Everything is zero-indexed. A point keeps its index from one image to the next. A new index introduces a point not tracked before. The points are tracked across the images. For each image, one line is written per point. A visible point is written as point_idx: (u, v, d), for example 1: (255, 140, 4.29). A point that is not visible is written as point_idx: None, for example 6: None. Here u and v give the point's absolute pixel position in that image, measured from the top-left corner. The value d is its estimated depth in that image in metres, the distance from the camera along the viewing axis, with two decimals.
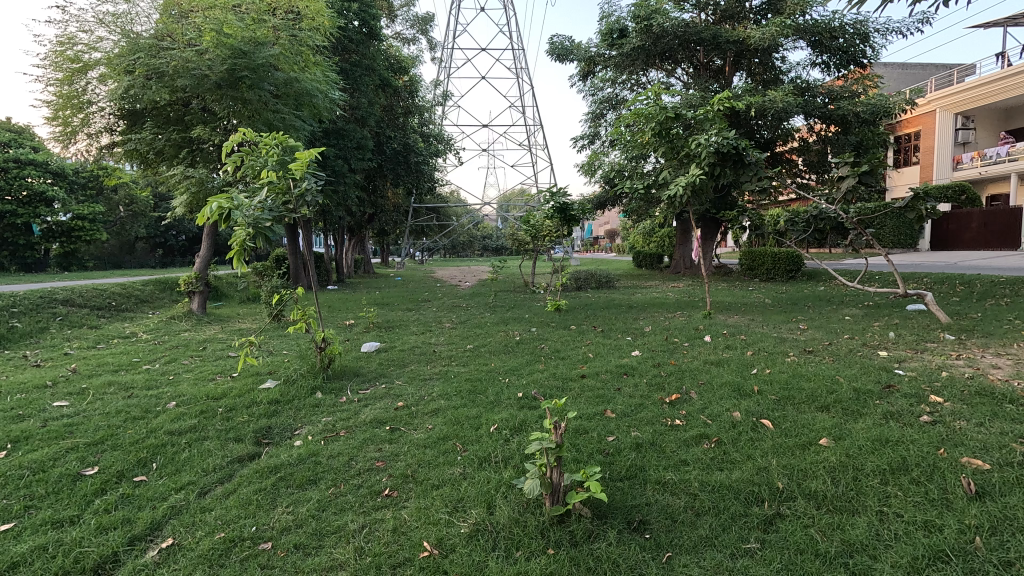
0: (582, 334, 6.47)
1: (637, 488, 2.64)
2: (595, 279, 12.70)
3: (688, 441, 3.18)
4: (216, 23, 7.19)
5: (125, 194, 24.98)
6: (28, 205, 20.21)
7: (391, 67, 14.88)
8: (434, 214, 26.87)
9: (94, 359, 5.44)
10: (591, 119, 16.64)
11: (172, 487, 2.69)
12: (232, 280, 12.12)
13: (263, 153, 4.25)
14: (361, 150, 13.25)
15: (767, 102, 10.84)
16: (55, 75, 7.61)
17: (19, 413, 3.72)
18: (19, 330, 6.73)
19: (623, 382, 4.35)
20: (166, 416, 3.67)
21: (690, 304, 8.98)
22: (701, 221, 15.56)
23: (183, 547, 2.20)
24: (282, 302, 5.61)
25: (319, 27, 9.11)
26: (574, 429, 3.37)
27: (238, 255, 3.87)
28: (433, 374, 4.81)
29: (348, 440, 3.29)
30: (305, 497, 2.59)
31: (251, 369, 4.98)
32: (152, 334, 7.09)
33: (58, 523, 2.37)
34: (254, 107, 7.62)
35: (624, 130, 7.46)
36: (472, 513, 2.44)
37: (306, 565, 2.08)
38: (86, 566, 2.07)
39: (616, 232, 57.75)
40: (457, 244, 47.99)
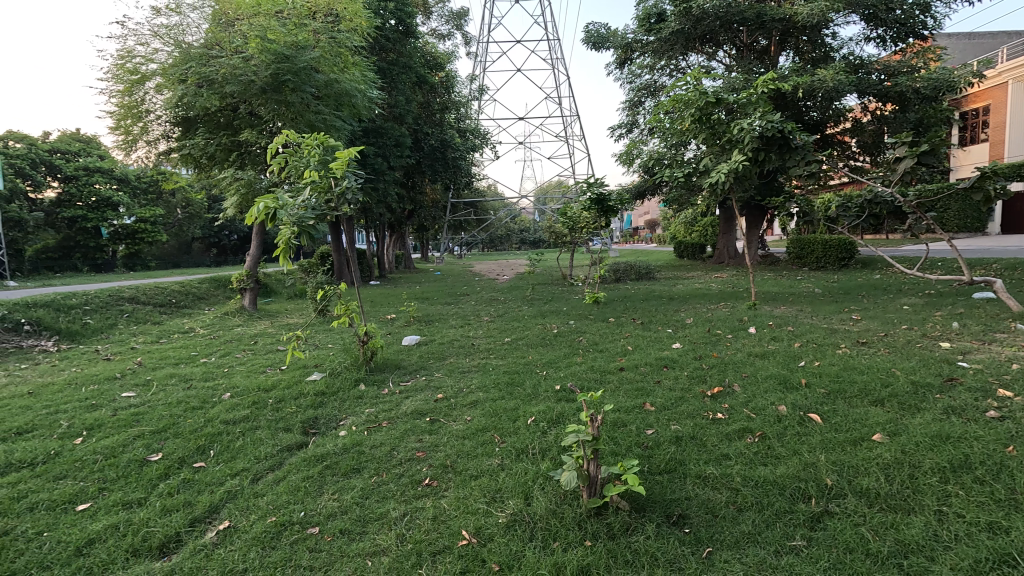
0: (621, 326, 6.39)
1: (677, 482, 2.60)
2: (635, 271, 12.48)
3: (731, 435, 3.09)
4: (260, 29, 7.46)
5: (182, 197, 26.42)
6: (96, 210, 21.70)
7: (428, 64, 15.05)
8: (472, 208, 27.04)
9: (157, 353, 5.80)
10: (629, 107, 16.31)
11: (228, 473, 2.85)
12: (280, 277, 12.62)
13: (307, 154, 4.38)
14: (400, 148, 13.49)
15: (817, 82, 10.32)
16: (117, 87, 8.09)
17: (93, 403, 4.02)
18: (92, 326, 7.25)
19: (663, 375, 4.28)
20: (222, 406, 3.89)
21: (734, 295, 8.70)
22: (746, 209, 15.01)
23: (238, 530, 2.33)
24: (326, 298, 5.79)
25: (357, 28, 9.31)
26: (612, 422, 3.34)
27: (284, 253, 4.03)
28: (471, 367, 4.87)
29: (390, 431, 3.38)
30: (350, 485, 2.68)
31: (298, 362, 5.18)
32: (208, 329, 7.48)
33: (128, 504, 2.55)
34: (297, 109, 7.87)
35: (662, 118, 7.29)
36: (509, 503, 2.47)
37: (351, 550, 2.16)
38: (153, 544, 2.22)
39: (657, 224, 56.57)
40: (496, 238, 48.09)
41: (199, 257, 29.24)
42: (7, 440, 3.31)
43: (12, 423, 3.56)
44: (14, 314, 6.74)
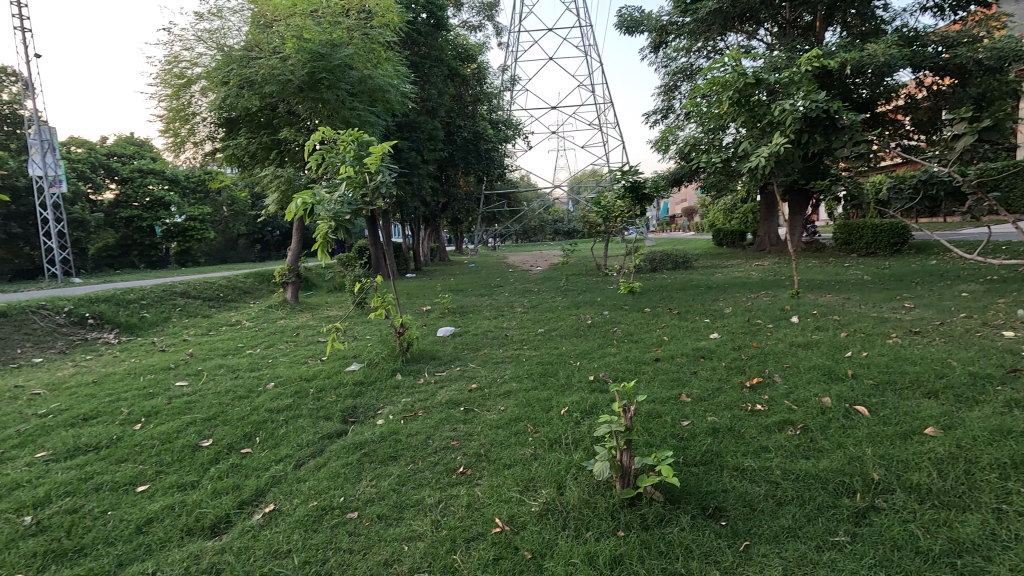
0: (656, 316, 6.29)
1: (713, 474, 2.55)
2: (671, 260, 12.21)
3: (770, 427, 3.00)
4: (296, 29, 7.66)
5: (228, 195, 27.52)
6: (150, 210, 22.89)
7: (460, 56, 15.08)
8: (505, 199, 27.03)
9: (207, 345, 6.10)
10: (664, 92, 15.91)
11: (273, 459, 2.98)
12: (321, 270, 13.00)
13: (342, 150, 4.48)
14: (433, 141, 13.61)
15: (866, 57, 9.78)
16: (165, 91, 8.47)
17: (150, 391, 4.28)
18: (148, 320, 7.68)
19: (699, 366, 4.19)
20: (267, 395, 4.06)
21: (776, 284, 8.39)
22: (790, 193, 14.42)
23: (283, 512, 2.44)
24: (363, 290, 5.93)
25: (389, 24, 9.43)
26: (646, 413, 3.29)
27: (322, 247, 4.15)
28: (505, 357, 4.90)
29: (425, 420, 3.45)
30: (386, 472, 2.76)
31: (338, 353, 5.34)
32: (253, 322, 7.81)
33: (182, 486, 2.71)
34: (333, 106, 8.05)
35: (699, 101, 7.05)
36: (542, 493, 2.48)
37: (388, 535, 2.22)
38: (205, 524, 2.35)
39: (693, 212, 55.15)
40: (529, 229, 47.93)
41: (245, 253, 30.45)
42: (76, 426, 3.57)
43: (80, 410, 3.83)
44: (79, 309, 7.21)
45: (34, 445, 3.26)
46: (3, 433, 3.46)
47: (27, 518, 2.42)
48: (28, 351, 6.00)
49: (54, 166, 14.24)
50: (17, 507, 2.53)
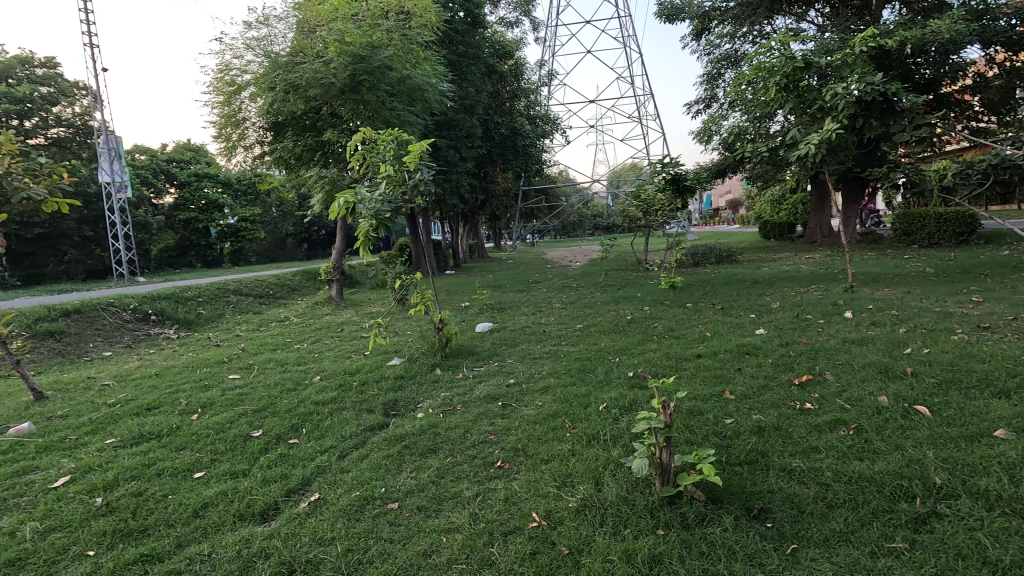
0: (699, 312, 6.11)
1: (758, 474, 2.46)
2: (715, 254, 11.84)
3: (821, 426, 2.87)
4: (338, 33, 7.86)
5: (277, 196, 28.69)
6: (205, 212, 24.11)
7: (497, 53, 15.10)
8: (543, 195, 26.92)
9: (258, 340, 6.38)
10: (707, 81, 15.41)
11: (318, 450, 3.09)
12: (363, 268, 13.33)
13: (382, 149, 4.57)
14: (471, 139, 13.70)
15: (928, 35, 9.15)
16: (218, 98, 8.88)
17: (206, 384, 4.52)
18: (204, 316, 8.11)
19: (744, 362, 4.05)
20: (313, 388, 4.22)
21: (828, 277, 8.00)
22: (843, 182, 13.70)
23: (328, 501, 2.53)
24: (403, 287, 6.04)
25: (427, 23, 9.56)
26: (687, 410, 3.21)
27: (364, 245, 4.25)
28: (543, 353, 4.88)
29: (464, 414, 3.49)
30: (426, 464, 2.81)
31: (380, 348, 5.48)
32: (301, 318, 8.11)
33: (235, 473, 2.85)
34: (373, 107, 8.22)
35: (744, 89, 6.79)
36: (580, 488, 2.46)
37: (427, 526, 2.26)
38: (255, 511, 2.47)
39: (740, 204, 53.22)
40: (568, 224, 47.54)
41: (293, 252, 31.65)
42: (140, 415, 3.81)
43: (143, 400, 4.09)
44: (143, 305, 7.68)
45: (105, 432, 3.50)
46: (77, 421, 3.74)
47: (98, 499, 2.61)
48: (99, 345, 6.46)
49: (120, 173, 15.20)
50: (89, 489, 2.72)
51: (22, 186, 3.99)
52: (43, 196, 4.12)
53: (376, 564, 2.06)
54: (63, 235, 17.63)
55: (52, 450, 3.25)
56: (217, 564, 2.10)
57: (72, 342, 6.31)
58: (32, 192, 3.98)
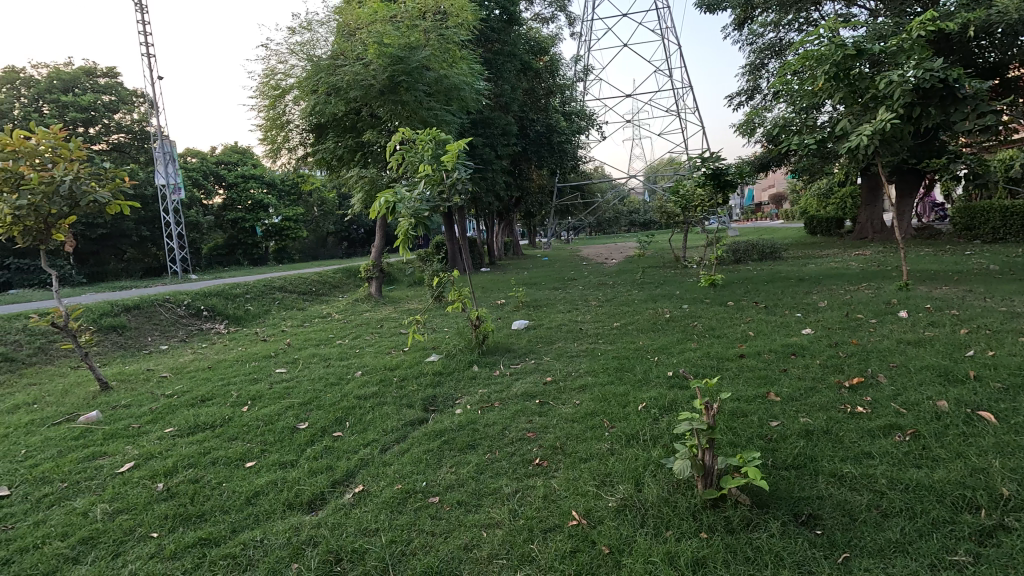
0: (741, 310, 5.95)
1: (807, 479, 2.38)
2: (757, 250, 11.46)
3: (874, 431, 2.74)
4: (377, 35, 8.04)
5: (318, 196, 29.57)
6: (252, 212, 25.04)
7: (533, 50, 15.03)
8: (579, 191, 26.63)
9: (302, 335, 6.60)
10: (749, 72, 14.92)
11: (361, 443, 3.17)
12: (401, 266, 13.58)
13: (420, 149, 4.64)
14: (506, 136, 13.71)
15: (993, 16, 8.58)
16: (264, 102, 9.20)
17: (255, 377, 4.72)
18: (251, 312, 8.45)
19: (790, 363, 3.91)
20: (355, 383, 4.34)
21: (880, 275, 7.61)
22: (897, 174, 13.02)
23: (371, 493, 2.60)
24: (441, 284, 6.11)
25: (463, 22, 9.65)
26: (730, 412, 3.13)
27: (403, 243, 4.32)
28: (580, 351, 4.86)
29: (502, 411, 3.52)
30: (466, 460, 2.85)
31: (418, 345, 5.58)
32: (342, 314, 8.35)
33: (284, 463, 2.97)
34: (411, 107, 8.34)
35: (790, 79, 6.54)
36: (620, 488, 2.45)
37: (467, 520, 2.30)
38: (303, 500, 2.56)
39: (784, 198, 51.21)
40: (604, 221, 47.04)
41: (333, 250, 32.52)
42: (195, 406, 4.02)
43: (198, 392, 4.31)
44: (195, 302, 8.07)
45: (164, 422, 3.70)
46: (139, 410, 3.97)
47: (160, 484, 2.77)
48: (157, 339, 6.84)
49: (174, 175, 16.00)
50: (152, 474, 2.90)
51: (89, 190, 4.29)
52: (108, 198, 4.41)
53: (418, 556, 2.11)
54: (123, 236, 18.69)
55: (118, 437, 3.46)
56: (269, 551, 2.19)
57: (134, 336, 6.71)
58: (99, 196, 4.32)
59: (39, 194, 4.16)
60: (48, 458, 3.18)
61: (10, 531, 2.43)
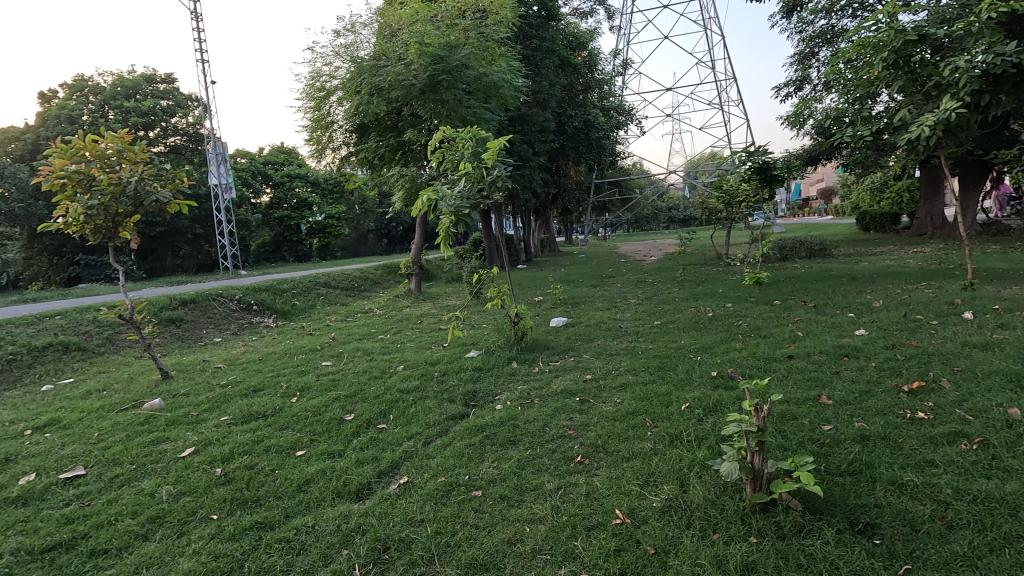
0: (788, 310, 5.74)
1: (863, 486, 2.28)
2: (805, 248, 11.02)
3: (936, 438, 2.60)
4: (419, 35, 8.19)
5: (360, 195, 30.33)
6: (297, 210, 25.96)
7: (571, 45, 14.93)
8: (617, 187, 26.29)
9: (346, 330, 6.81)
10: (798, 62, 14.34)
11: (405, 435, 3.25)
12: (440, 262, 13.77)
13: (460, 147, 4.69)
14: (544, 133, 13.67)
15: None
16: (310, 104, 9.50)
17: (303, 369, 4.91)
18: (298, 307, 8.77)
19: (843, 365, 3.75)
20: (397, 376, 4.45)
21: (941, 274, 7.20)
22: (960, 166, 12.26)
23: (416, 485, 2.66)
24: (480, 281, 6.16)
25: (503, 20, 9.71)
26: (778, 414, 3.03)
27: (445, 240, 4.38)
28: (619, 349, 4.82)
29: (542, 407, 3.52)
30: (507, 455, 2.88)
31: (458, 340, 5.66)
32: (383, 310, 8.54)
33: (332, 453, 3.08)
34: (451, 106, 8.45)
35: (843, 67, 6.25)
36: (663, 489, 2.42)
37: (510, 515, 2.32)
38: (351, 489, 2.65)
39: (834, 193, 49.01)
40: (642, 217, 46.28)
41: (373, 247, 33.28)
42: (248, 396, 4.22)
43: (251, 382, 4.52)
44: (246, 296, 8.43)
45: (219, 411, 3.90)
46: (197, 398, 4.20)
47: (218, 469, 2.93)
48: (211, 331, 7.19)
49: (226, 176, 16.75)
50: (210, 460, 3.06)
51: (152, 190, 4.56)
52: (169, 198, 4.69)
53: (462, 547, 2.14)
54: (178, 233, 19.69)
55: (178, 424, 3.67)
56: (320, 537, 2.28)
57: (190, 328, 7.08)
58: (161, 196, 4.58)
59: (108, 194, 4.45)
60: (118, 441, 3.41)
61: (86, 508, 2.62)
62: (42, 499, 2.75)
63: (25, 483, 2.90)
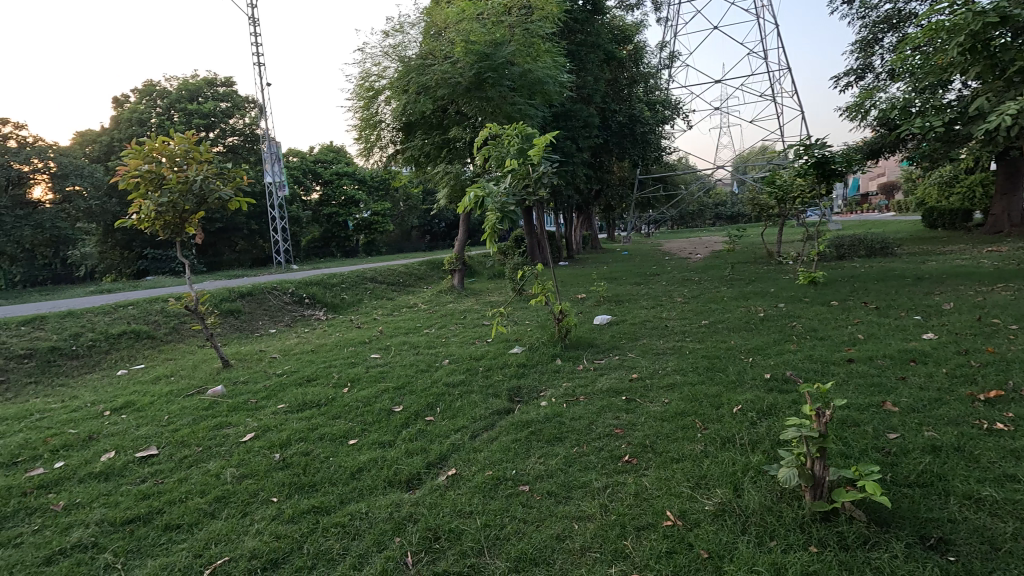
0: (847, 311, 5.46)
1: (935, 499, 2.15)
2: (865, 246, 10.45)
3: (1018, 452, 2.42)
4: (465, 33, 8.29)
5: (404, 192, 30.98)
6: (344, 207, 26.80)
7: (616, 39, 14.73)
8: (661, 183, 25.73)
9: (393, 324, 6.98)
10: (859, 49, 13.56)
11: (452, 428, 3.30)
12: (482, 259, 13.89)
13: (506, 144, 4.72)
14: (588, 128, 13.53)
15: None
16: (359, 103, 9.75)
17: (353, 360, 5.08)
18: (347, 301, 9.06)
19: (910, 371, 3.54)
20: (443, 370, 4.53)
21: (1019, 275, 6.68)
22: None
23: (464, 477, 2.70)
24: (524, 277, 6.16)
25: (549, 15, 9.67)
26: (839, 420, 2.89)
27: (490, 237, 4.42)
28: (666, 349, 4.72)
29: (588, 405, 3.51)
30: (554, 452, 2.88)
31: (502, 336, 5.70)
32: (428, 305, 8.71)
33: (382, 442, 3.18)
34: (496, 103, 8.53)
35: (911, 54, 5.89)
36: (716, 492, 2.36)
37: (558, 511, 2.32)
38: (402, 478, 2.73)
39: (895, 188, 46.38)
40: (688, 214, 45.10)
41: (416, 243, 33.92)
42: (302, 385, 4.40)
43: (305, 372, 4.71)
44: (299, 290, 8.79)
45: (276, 398, 4.08)
46: (256, 386, 4.42)
47: (277, 455, 3.07)
48: (266, 323, 7.53)
49: (279, 174, 17.48)
50: (269, 445, 3.21)
51: (215, 188, 4.83)
52: (230, 196, 4.96)
53: (511, 541, 2.17)
54: (235, 229, 20.72)
55: (239, 410, 3.87)
56: (374, 523, 2.35)
57: (247, 320, 7.44)
58: (224, 194, 4.84)
59: (177, 192, 4.76)
60: (186, 424, 3.64)
61: (160, 485, 2.81)
62: (121, 475, 2.97)
63: (107, 460, 3.14)
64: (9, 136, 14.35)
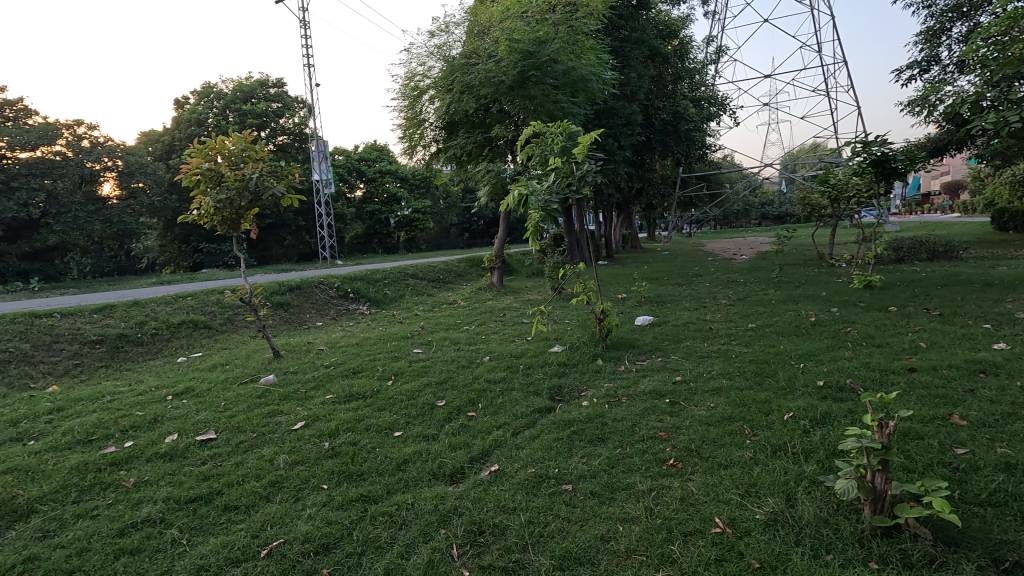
0: (907, 317, 5.18)
1: (1010, 519, 2.02)
2: (926, 248, 9.89)
3: None
4: (509, 32, 8.34)
5: (444, 190, 31.37)
6: (386, 204, 27.40)
7: (661, 35, 14.44)
8: (705, 181, 25.02)
9: (433, 320, 7.09)
10: (925, 40, 12.77)
11: (494, 425, 3.33)
12: (520, 257, 13.90)
13: (549, 142, 4.70)
14: (631, 126, 13.33)
15: None
16: (404, 103, 9.93)
17: (396, 354, 5.20)
18: (389, 296, 9.27)
19: (979, 383, 3.32)
20: (483, 367, 4.58)
21: None
22: None
23: (507, 473, 2.73)
24: (564, 277, 6.12)
25: (593, 12, 9.58)
26: (900, 433, 2.75)
27: (533, 235, 4.41)
28: (710, 352, 4.61)
29: (631, 407, 3.46)
30: (597, 452, 2.86)
31: (542, 334, 5.70)
32: (467, 302, 8.79)
33: (426, 436, 3.24)
34: (539, 101, 8.54)
35: (985, 43, 5.49)
36: (768, 501, 2.28)
37: (602, 512, 2.31)
38: (446, 472, 2.77)
39: (961, 187, 43.59)
40: (733, 214, 43.65)
41: (455, 240, 34.24)
42: (348, 376, 4.55)
43: (351, 364, 4.86)
44: (344, 285, 9.05)
45: (324, 389, 4.23)
46: (305, 376, 4.59)
47: (327, 443, 3.18)
48: (313, 316, 7.80)
49: (326, 172, 18.02)
50: (319, 434, 3.33)
51: (270, 185, 5.03)
52: (282, 193, 5.15)
53: (555, 539, 2.17)
54: (284, 224, 21.54)
55: (290, 399, 4.02)
56: (419, 514, 2.41)
57: (296, 313, 7.71)
58: (277, 190, 5.03)
59: (234, 189, 4.99)
60: (242, 410, 3.82)
61: (219, 468, 2.96)
62: (184, 456, 3.15)
63: (170, 442, 3.33)
64: (83, 136, 15.38)
